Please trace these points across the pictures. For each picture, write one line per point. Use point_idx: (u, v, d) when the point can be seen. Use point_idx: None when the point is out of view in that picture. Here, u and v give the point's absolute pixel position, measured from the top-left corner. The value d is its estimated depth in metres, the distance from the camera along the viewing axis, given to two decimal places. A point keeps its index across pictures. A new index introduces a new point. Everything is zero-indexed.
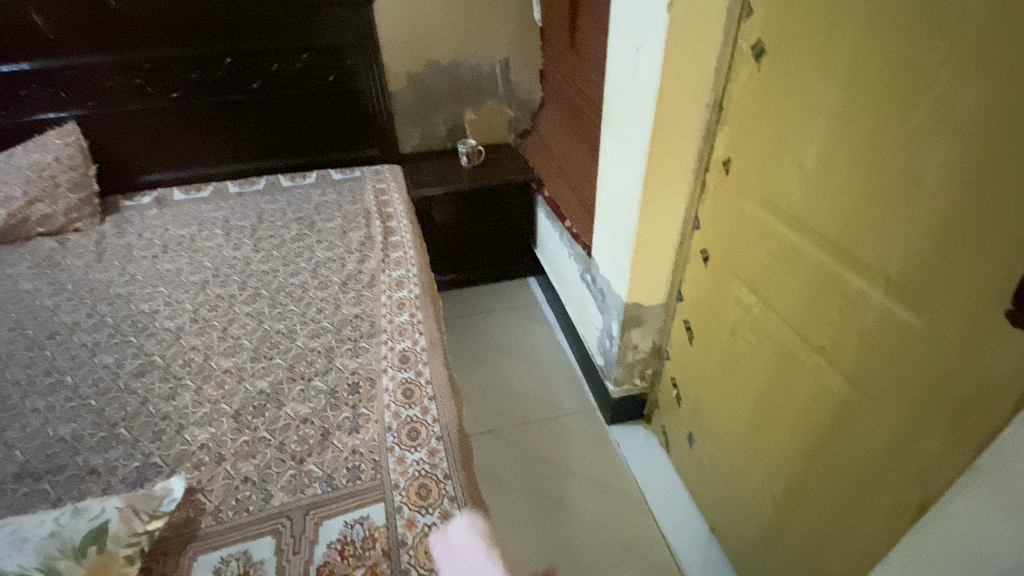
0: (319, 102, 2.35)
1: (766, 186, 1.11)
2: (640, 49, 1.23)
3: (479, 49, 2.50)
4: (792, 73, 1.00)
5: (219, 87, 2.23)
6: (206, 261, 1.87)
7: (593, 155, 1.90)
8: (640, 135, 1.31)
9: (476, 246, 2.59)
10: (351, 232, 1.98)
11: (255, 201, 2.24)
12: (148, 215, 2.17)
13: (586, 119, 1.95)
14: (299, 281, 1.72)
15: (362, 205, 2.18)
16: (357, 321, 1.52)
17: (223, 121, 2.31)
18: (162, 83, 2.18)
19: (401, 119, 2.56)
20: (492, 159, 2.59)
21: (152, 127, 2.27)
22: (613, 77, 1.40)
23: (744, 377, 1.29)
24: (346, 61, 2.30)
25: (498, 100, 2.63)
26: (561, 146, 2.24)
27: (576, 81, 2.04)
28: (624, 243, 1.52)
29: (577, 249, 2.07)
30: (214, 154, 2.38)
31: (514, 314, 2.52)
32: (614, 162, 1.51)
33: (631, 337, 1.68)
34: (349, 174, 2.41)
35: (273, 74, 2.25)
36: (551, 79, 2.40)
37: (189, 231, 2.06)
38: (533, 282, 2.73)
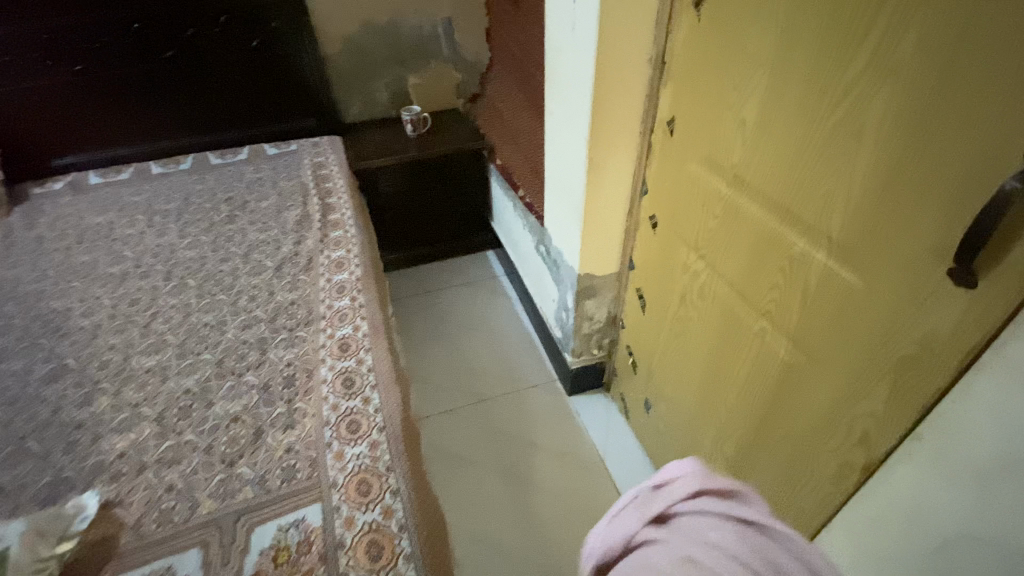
0: (246, 70, 2.16)
1: (708, 146, 1.05)
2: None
3: (419, 7, 2.33)
4: (732, 21, 0.93)
5: (128, 55, 2.01)
6: (126, 250, 1.72)
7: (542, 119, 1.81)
8: (582, 94, 1.22)
9: (428, 221, 2.48)
10: (286, 212, 1.85)
11: (181, 182, 2.07)
12: (60, 202, 1.98)
13: (533, 81, 1.85)
14: (230, 268, 1.60)
15: (298, 182, 2.04)
16: (293, 308, 1.42)
17: (138, 95, 2.10)
18: (61, 55, 1.95)
19: (339, 87, 2.39)
20: (441, 127, 2.46)
21: (56, 105, 2.04)
22: (552, 31, 1.30)
23: (695, 344, 1.26)
24: (270, 22, 2.09)
25: (443, 62, 2.48)
26: (510, 110, 2.12)
27: (521, 39, 1.92)
28: (573, 212, 1.45)
29: (531, 219, 1.99)
30: (132, 132, 2.17)
31: (471, 289, 2.45)
32: (559, 124, 1.42)
33: (586, 308, 1.64)
34: (285, 148, 2.25)
35: (189, 39, 2.04)
36: (496, 39, 2.26)
37: (107, 219, 1.88)
38: (490, 254, 2.65)
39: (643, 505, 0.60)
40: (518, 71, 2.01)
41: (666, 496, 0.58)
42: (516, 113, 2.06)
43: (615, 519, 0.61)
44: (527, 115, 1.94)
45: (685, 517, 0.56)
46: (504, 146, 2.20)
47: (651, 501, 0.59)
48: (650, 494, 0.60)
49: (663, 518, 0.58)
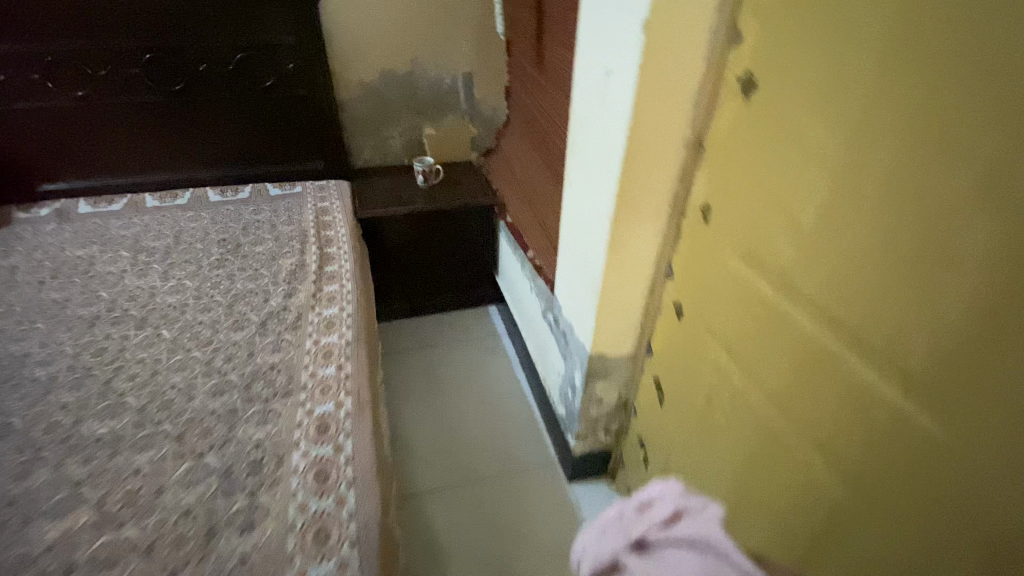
0: (256, 108, 2.10)
1: (750, 241, 0.94)
2: (611, 70, 1.04)
3: (441, 59, 2.29)
4: (787, 112, 0.83)
5: (136, 86, 1.95)
6: (102, 289, 1.59)
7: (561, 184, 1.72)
8: (609, 169, 1.12)
9: (431, 273, 2.37)
10: (280, 259, 1.74)
11: (175, 217, 1.97)
12: (43, 230, 1.86)
13: (554, 145, 1.78)
14: (211, 319, 1.47)
15: (298, 227, 1.94)
16: (272, 374, 1.28)
17: (141, 125, 2.03)
18: (66, 79, 1.89)
19: (352, 131, 2.33)
20: (452, 178, 2.38)
21: (55, 129, 1.96)
22: (580, 100, 1.21)
23: (721, 454, 1.12)
24: (286, 64, 2.04)
25: (460, 115, 2.43)
26: (526, 170, 2.05)
27: (542, 101, 1.86)
28: (588, 290, 1.33)
29: (539, 284, 1.87)
30: (131, 162, 2.09)
31: (469, 348, 2.30)
32: (579, 194, 1.32)
33: (594, 390, 1.50)
34: (288, 189, 2.17)
35: (201, 74, 1.98)
36: (517, 97, 2.22)
37: (89, 252, 1.76)
38: (492, 310, 2.53)
39: (626, 526, 0.58)
40: (537, 133, 1.94)
41: (650, 520, 0.58)
42: (532, 174, 1.98)
43: (597, 539, 0.59)
44: (544, 178, 1.86)
45: (665, 546, 0.56)
46: (517, 205, 2.11)
47: (635, 524, 0.58)
48: (633, 515, 0.59)
49: (643, 543, 0.57)
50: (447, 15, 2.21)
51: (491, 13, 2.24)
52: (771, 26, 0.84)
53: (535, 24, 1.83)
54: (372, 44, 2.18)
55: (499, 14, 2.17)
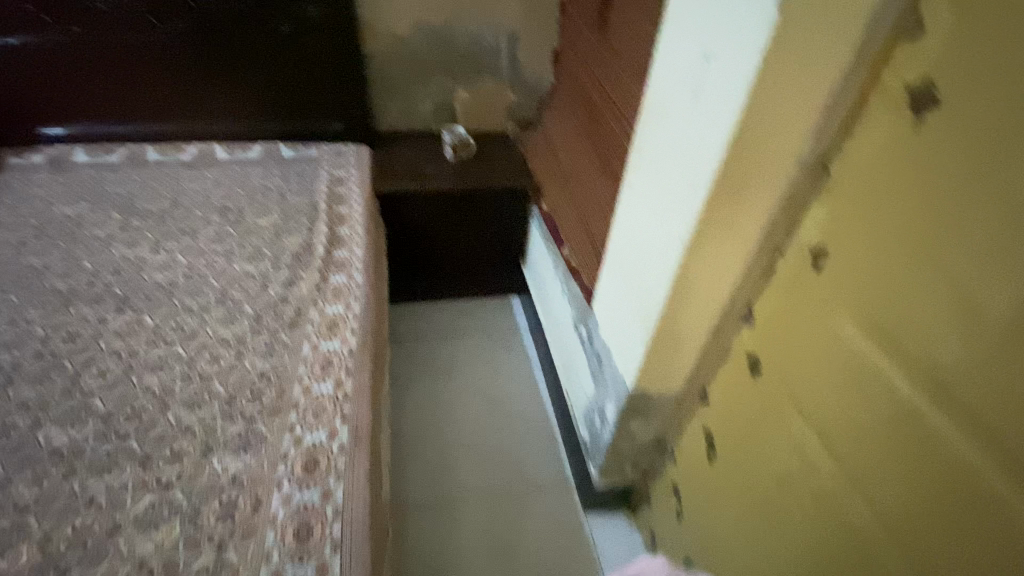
0: (274, 59, 1.85)
1: (889, 311, 0.71)
2: (716, 55, 0.78)
3: (484, 13, 2.00)
4: (991, 154, 0.59)
5: (139, 20, 1.72)
6: (85, 258, 1.41)
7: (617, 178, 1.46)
8: (691, 183, 0.87)
9: (452, 258, 2.15)
10: (286, 238, 1.54)
11: (176, 176, 1.78)
12: (33, 179, 1.69)
13: (612, 132, 1.51)
14: (199, 307, 1.28)
15: (308, 199, 1.73)
16: (260, 385, 1.09)
17: (143, 67, 1.80)
18: (60, 9, 1.67)
19: (378, 92, 2.08)
20: (484, 153, 2.13)
21: (49, 65, 1.75)
22: (657, 87, 0.96)
23: (787, 548, 0.91)
24: (308, 7, 1.77)
25: (499, 80, 2.15)
26: (573, 155, 1.79)
27: (601, 76, 1.58)
28: (638, 320, 1.11)
29: (573, 287, 1.65)
30: (132, 108, 1.87)
31: (487, 343, 2.11)
32: (640, 204, 1.07)
33: (630, 428, 1.28)
34: (303, 152, 1.94)
35: (212, 12, 1.73)
36: (568, 66, 1.93)
37: (78, 210, 1.58)
38: (516, 302, 2.31)
39: None
40: (591, 113, 1.67)
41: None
42: (581, 161, 1.72)
43: None
44: (596, 169, 1.60)
45: None
46: (557, 193, 1.87)
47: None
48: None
49: None
50: None
51: None
52: (987, 23, 0.59)
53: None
54: None
55: None
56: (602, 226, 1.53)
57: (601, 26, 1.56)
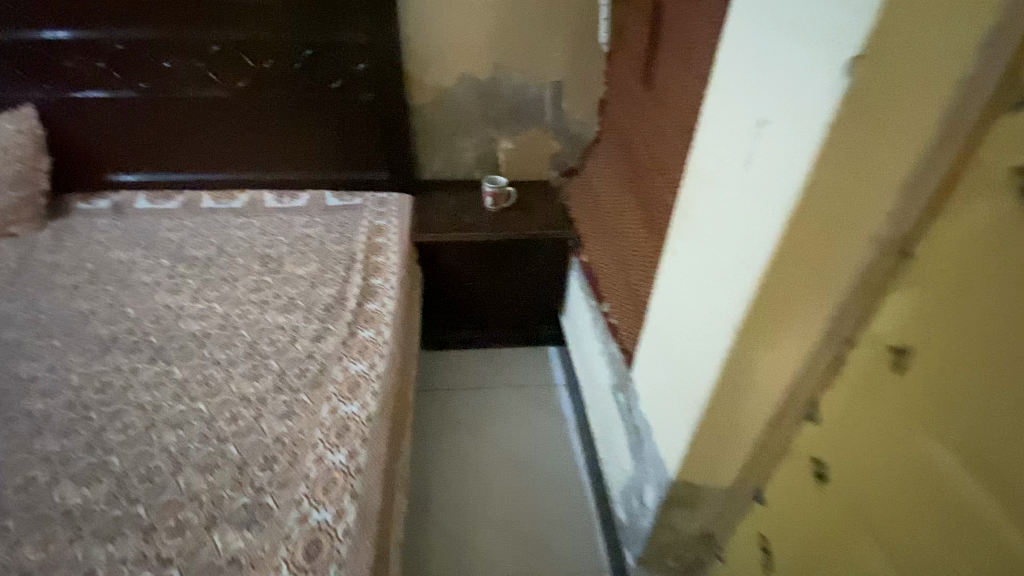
0: (323, 111, 1.90)
1: (993, 442, 0.58)
2: (774, 120, 0.69)
3: (529, 66, 1.99)
4: None
5: (200, 78, 1.79)
6: (130, 305, 1.45)
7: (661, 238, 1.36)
8: (743, 259, 0.76)
9: (488, 306, 2.10)
10: (320, 288, 1.53)
11: (225, 222, 1.83)
12: (97, 224, 1.78)
13: (657, 188, 1.42)
14: (228, 360, 1.27)
15: (347, 248, 1.73)
16: (274, 451, 1.05)
17: (203, 120, 1.87)
18: (128, 69, 1.75)
19: (423, 141, 2.10)
20: (525, 201, 2.09)
21: (117, 119, 1.84)
22: (707, 148, 0.87)
23: None
24: (357, 64, 1.81)
25: (543, 129, 2.13)
26: (616, 208, 1.71)
27: (647, 130, 1.51)
28: (682, 402, 0.99)
29: (612, 348, 1.53)
30: (191, 158, 1.95)
31: (522, 398, 2.01)
32: (686, 274, 0.97)
33: (673, 518, 1.12)
34: (348, 200, 1.97)
35: (267, 70, 1.80)
36: (613, 118, 1.88)
37: (132, 256, 1.65)
38: (554, 353, 2.21)
39: None
40: (636, 166, 1.60)
41: None
42: (624, 216, 1.64)
43: None
44: (640, 225, 1.51)
45: None
46: (597, 247, 1.79)
47: None
48: None
49: None
50: (542, 16, 1.90)
51: (594, 15, 1.91)
52: None
53: (649, 36, 1.48)
54: (454, 44, 1.92)
55: (604, 19, 1.84)
56: (643, 287, 1.43)
57: (648, 80, 1.50)
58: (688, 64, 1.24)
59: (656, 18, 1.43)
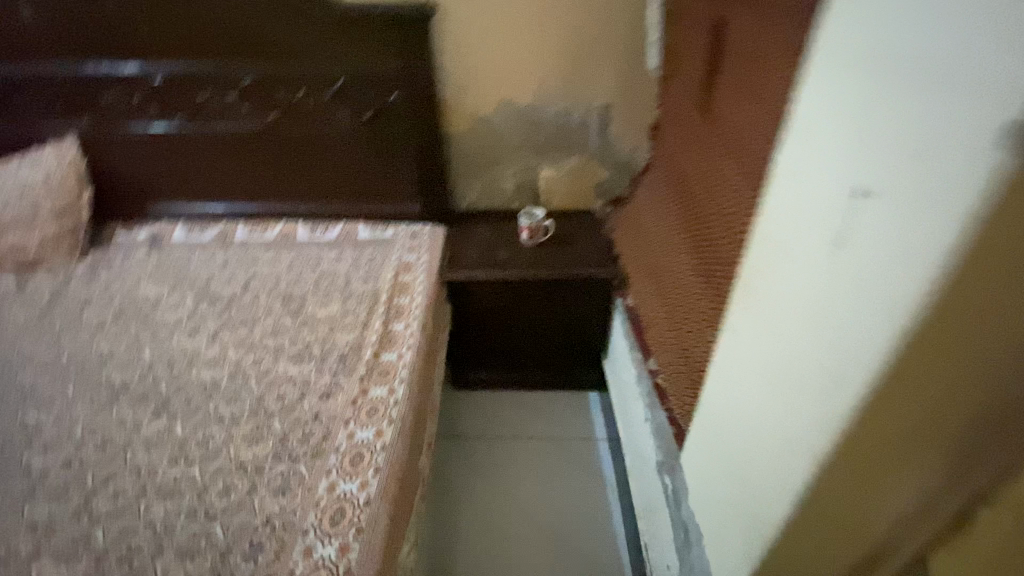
0: (354, 142, 1.81)
1: None
2: (889, 197, 0.49)
3: (573, 90, 1.83)
4: None
5: (234, 110, 1.76)
6: (147, 347, 1.40)
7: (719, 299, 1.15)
8: (832, 378, 0.57)
9: (524, 346, 1.95)
10: (338, 333, 1.43)
11: (255, 255, 1.78)
12: (132, 257, 1.77)
13: (714, 237, 1.21)
14: (231, 418, 1.18)
15: (372, 286, 1.62)
16: (262, 538, 0.95)
17: (237, 152, 1.84)
18: (166, 103, 1.75)
19: (459, 169, 1.98)
20: (566, 235, 1.93)
21: (156, 152, 1.85)
22: (787, 212, 0.67)
23: None
24: (389, 95, 1.72)
25: (588, 157, 1.96)
26: (667, 252, 1.51)
27: (704, 168, 1.30)
28: (744, 529, 0.78)
29: (658, 416, 1.33)
30: (226, 189, 1.92)
31: (557, 452, 1.84)
32: (753, 365, 0.76)
33: None
34: (379, 233, 1.88)
35: (299, 102, 1.74)
36: (666, 149, 1.68)
37: (159, 291, 1.62)
38: (595, 399, 2.01)
39: None
40: (691, 207, 1.39)
41: None
42: (676, 262, 1.44)
43: None
44: (694, 277, 1.30)
45: None
46: (645, 293, 1.59)
47: None
48: None
49: None
50: (587, 35, 1.74)
51: (646, 34, 1.73)
52: None
53: (708, 60, 1.29)
54: (493, 71, 1.79)
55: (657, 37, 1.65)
56: (696, 353, 1.22)
57: (706, 110, 1.30)
58: (755, 97, 1.03)
59: (718, 41, 1.23)
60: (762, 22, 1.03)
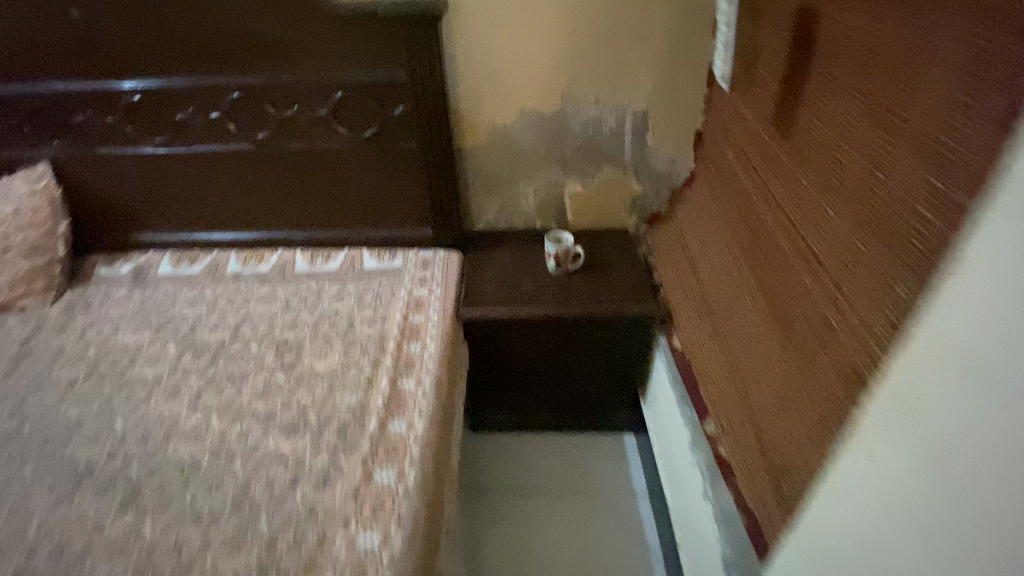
0: (356, 161, 1.59)
1: None
2: None
3: (606, 94, 1.59)
4: None
5: (219, 128, 1.55)
6: (119, 414, 1.21)
7: (809, 373, 0.91)
8: None
9: (551, 385, 1.73)
10: (338, 393, 1.22)
11: (248, 291, 1.57)
12: (112, 296, 1.58)
13: (798, 291, 0.98)
14: (209, 514, 0.99)
15: (378, 329, 1.40)
16: None
17: (226, 174, 1.63)
18: (145, 122, 1.55)
19: (475, 186, 1.75)
20: (598, 260, 1.69)
21: (137, 176, 1.65)
22: (984, 326, 0.57)
23: None
24: (395, 108, 1.50)
25: (621, 170, 1.73)
26: (729, 294, 1.27)
27: (779, 200, 1.06)
28: None
29: (723, 496, 1.10)
30: (215, 215, 1.71)
31: (593, 509, 1.63)
32: (878, 480, 0.71)
33: None
34: (387, 262, 1.65)
35: (293, 118, 1.53)
36: (724, 169, 1.44)
37: (139, 338, 1.42)
38: (631, 443, 1.79)
39: None
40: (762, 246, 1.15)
41: None
42: (744, 311, 1.20)
43: None
44: (770, 336, 1.07)
45: None
46: (702, 341, 1.35)
47: None
48: None
49: None
50: (622, 31, 1.50)
51: (693, 30, 1.49)
52: None
53: (788, 66, 1.04)
54: (515, 75, 1.56)
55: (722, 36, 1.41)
56: (777, 435, 0.99)
57: (781, 128, 1.05)
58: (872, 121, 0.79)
59: (805, 42, 0.98)
60: (881, 20, 0.79)
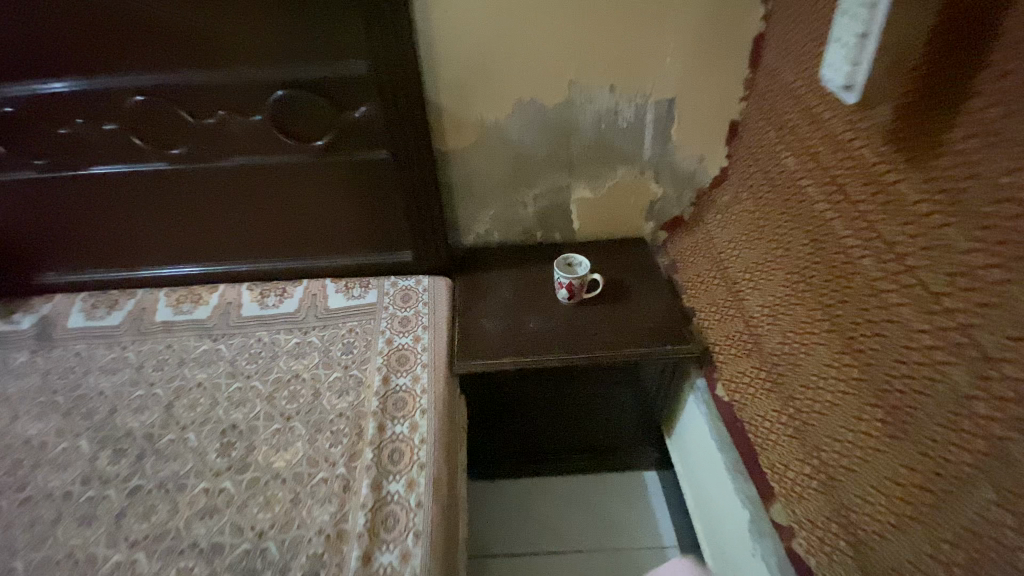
0: (309, 178, 1.24)
1: None
2: None
3: (625, 79, 1.27)
4: None
5: (125, 143, 1.17)
6: (16, 556, 0.91)
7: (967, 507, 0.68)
8: None
9: (561, 426, 1.48)
10: (306, 507, 0.94)
11: (185, 347, 1.24)
12: (8, 364, 1.23)
13: (939, 389, 0.73)
14: None
15: (352, 400, 1.11)
16: None
17: (143, 198, 1.26)
18: (24, 138, 1.16)
19: (461, 197, 1.42)
20: (614, 282, 1.41)
21: (26, 206, 1.27)
22: None
23: None
24: (355, 109, 1.14)
25: (639, 170, 1.42)
26: (800, 347, 1.02)
27: (908, 251, 0.78)
28: None
29: None
30: (137, 248, 1.35)
31: (620, 568, 1.41)
32: None
33: None
34: (358, 297, 1.34)
35: (220, 127, 1.15)
36: (778, 177, 1.14)
37: (44, 428, 1.09)
38: (654, 482, 1.57)
39: None
40: (851, 300, 0.89)
41: None
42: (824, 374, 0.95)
43: None
44: (878, 423, 0.83)
45: None
46: (759, 398, 1.09)
47: None
48: None
49: None
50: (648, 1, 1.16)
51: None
52: None
53: (941, 69, 0.74)
54: (513, 57, 1.21)
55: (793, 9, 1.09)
56: (895, 565, 0.76)
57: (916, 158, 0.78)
58: None
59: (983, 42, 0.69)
60: None
